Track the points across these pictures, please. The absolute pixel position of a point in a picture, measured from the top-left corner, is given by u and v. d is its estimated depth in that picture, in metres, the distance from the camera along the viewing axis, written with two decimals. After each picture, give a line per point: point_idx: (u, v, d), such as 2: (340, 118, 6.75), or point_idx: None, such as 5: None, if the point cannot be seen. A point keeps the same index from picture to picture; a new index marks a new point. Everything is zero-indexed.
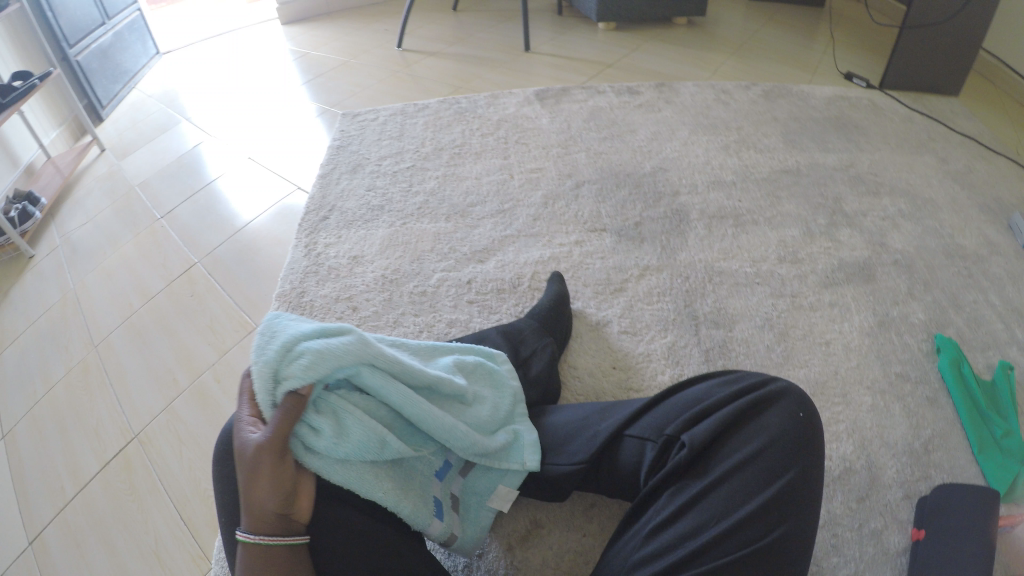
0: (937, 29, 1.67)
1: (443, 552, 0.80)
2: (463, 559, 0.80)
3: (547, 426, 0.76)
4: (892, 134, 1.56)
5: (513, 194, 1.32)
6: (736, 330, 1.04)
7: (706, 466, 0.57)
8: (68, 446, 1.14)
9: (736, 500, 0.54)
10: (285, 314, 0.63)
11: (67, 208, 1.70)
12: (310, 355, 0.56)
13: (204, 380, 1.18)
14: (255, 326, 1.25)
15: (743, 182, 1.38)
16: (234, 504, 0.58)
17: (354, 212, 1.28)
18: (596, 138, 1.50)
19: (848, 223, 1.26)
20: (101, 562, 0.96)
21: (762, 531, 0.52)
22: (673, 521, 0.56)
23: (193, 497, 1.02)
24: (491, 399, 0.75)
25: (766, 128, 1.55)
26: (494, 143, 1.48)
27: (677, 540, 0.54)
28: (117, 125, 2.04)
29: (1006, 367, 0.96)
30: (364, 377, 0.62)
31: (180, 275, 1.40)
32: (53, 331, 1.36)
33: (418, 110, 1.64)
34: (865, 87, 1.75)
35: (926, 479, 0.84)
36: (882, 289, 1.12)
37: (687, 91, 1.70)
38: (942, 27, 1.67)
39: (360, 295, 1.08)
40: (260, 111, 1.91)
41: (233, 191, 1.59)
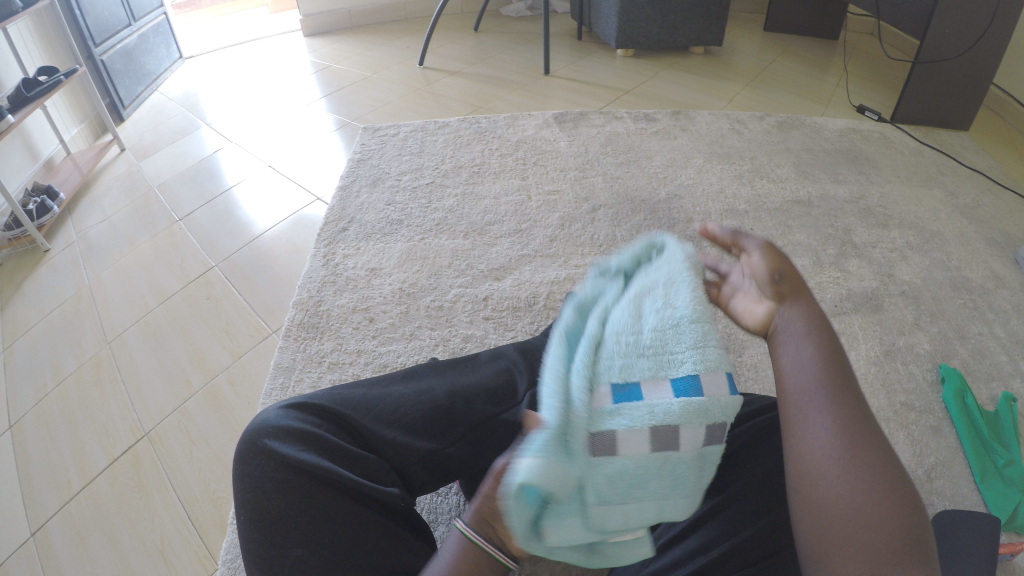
0: (948, 65, 1.71)
1: None
2: None
3: None
4: (902, 168, 1.58)
5: (530, 215, 1.32)
6: (745, 356, 1.09)
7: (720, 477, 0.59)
8: (77, 441, 1.16)
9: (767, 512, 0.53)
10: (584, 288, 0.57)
11: (85, 205, 1.72)
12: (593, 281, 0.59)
13: (217, 381, 1.20)
14: (270, 332, 1.26)
15: (756, 212, 1.40)
16: (252, 502, 0.60)
17: (373, 224, 1.30)
18: (612, 161, 1.51)
19: (857, 255, 1.31)
20: (104, 558, 0.97)
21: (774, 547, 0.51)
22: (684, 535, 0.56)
23: (202, 497, 1.03)
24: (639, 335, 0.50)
25: (779, 159, 1.57)
26: (513, 163, 1.49)
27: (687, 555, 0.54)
28: (138, 125, 2.07)
29: (1009, 399, 1.03)
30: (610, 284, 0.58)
31: (197, 278, 1.42)
32: (66, 326, 1.38)
33: (438, 128, 1.67)
34: (878, 120, 1.77)
35: (928, 506, 0.92)
36: (888, 319, 1.20)
37: (702, 120, 1.72)
38: (952, 64, 1.70)
39: (377, 306, 1.10)
40: (281, 121, 1.93)
41: (251, 199, 1.61)
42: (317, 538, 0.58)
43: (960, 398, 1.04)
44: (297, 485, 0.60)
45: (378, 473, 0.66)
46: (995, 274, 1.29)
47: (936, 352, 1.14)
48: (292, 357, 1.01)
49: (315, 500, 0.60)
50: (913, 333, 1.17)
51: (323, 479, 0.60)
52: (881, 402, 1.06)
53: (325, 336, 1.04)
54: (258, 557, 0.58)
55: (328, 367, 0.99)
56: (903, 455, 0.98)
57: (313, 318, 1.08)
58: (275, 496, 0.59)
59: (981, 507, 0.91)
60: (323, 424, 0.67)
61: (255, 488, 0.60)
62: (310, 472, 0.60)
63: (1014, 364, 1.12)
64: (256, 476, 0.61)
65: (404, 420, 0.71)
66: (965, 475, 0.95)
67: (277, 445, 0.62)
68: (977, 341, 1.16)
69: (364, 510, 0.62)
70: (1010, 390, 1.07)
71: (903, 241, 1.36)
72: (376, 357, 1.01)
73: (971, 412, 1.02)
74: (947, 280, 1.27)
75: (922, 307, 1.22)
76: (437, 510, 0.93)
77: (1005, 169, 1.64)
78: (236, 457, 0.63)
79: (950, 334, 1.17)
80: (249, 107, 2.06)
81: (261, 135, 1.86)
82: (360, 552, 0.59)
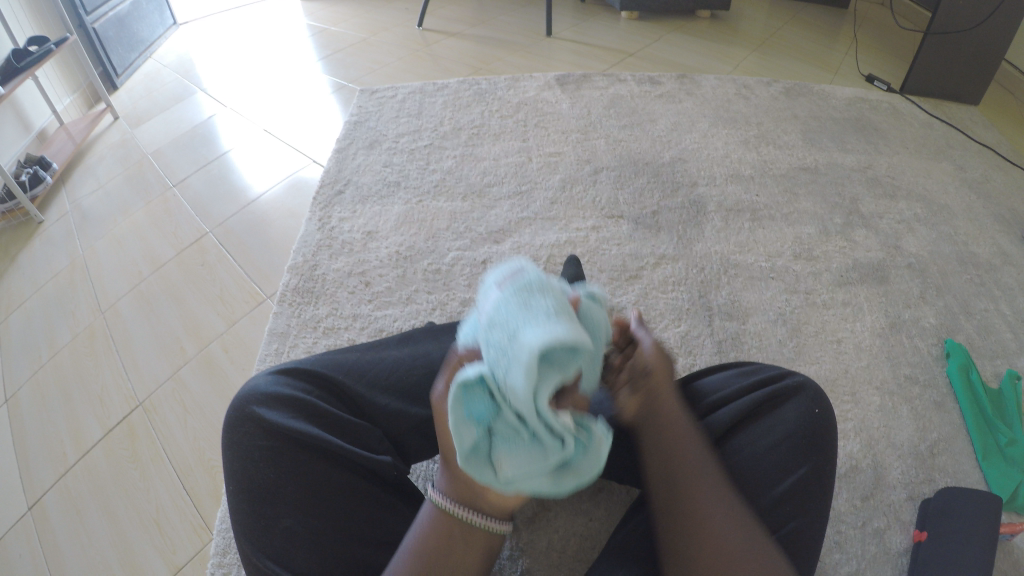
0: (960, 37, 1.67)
1: None
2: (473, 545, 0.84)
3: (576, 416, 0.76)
4: (910, 139, 1.55)
5: (530, 176, 1.30)
6: (749, 324, 1.08)
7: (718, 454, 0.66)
8: (72, 413, 1.15)
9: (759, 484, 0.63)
10: None
11: (79, 174, 1.69)
12: None
13: (211, 349, 1.18)
14: (265, 297, 1.24)
15: (761, 177, 1.37)
16: (240, 471, 0.61)
17: (370, 187, 1.28)
18: (615, 124, 1.47)
19: (864, 225, 1.29)
20: (102, 528, 0.99)
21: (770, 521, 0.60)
22: None
23: (196, 467, 1.04)
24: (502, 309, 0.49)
25: (786, 125, 1.54)
26: (513, 126, 1.45)
27: None
28: (131, 93, 2.03)
29: (1013, 377, 1.03)
30: None
31: (191, 244, 1.39)
32: (60, 297, 1.36)
33: (437, 90, 1.61)
34: (886, 91, 1.73)
35: (929, 482, 0.93)
36: (894, 291, 1.18)
37: (708, 84, 1.68)
38: (964, 36, 1.67)
39: (374, 270, 1.07)
40: (276, 86, 1.89)
41: (247, 162, 1.58)
42: (307, 508, 0.59)
43: (965, 373, 1.03)
44: (287, 453, 0.60)
45: (369, 440, 0.66)
46: (1003, 250, 1.27)
47: (941, 326, 1.12)
48: (287, 323, 1.00)
49: (305, 471, 0.60)
50: (919, 306, 1.16)
51: (312, 447, 0.61)
52: (886, 374, 1.05)
53: (320, 301, 1.02)
54: (248, 528, 0.59)
55: (322, 333, 0.97)
56: (906, 430, 0.98)
57: (308, 282, 1.06)
58: (266, 466, 0.60)
59: (982, 486, 0.92)
60: (314, 390, 0.66)
61: (246, 457, 0.61)
62: (299, 441, 0.61)
63: (1019, 341, 1.11)
64: (246, 445, 0.61)
65: (399, 385, 0.72)
66: (968, 452, 0.96)
67: (266, 413, 0.62)
68: (983, 316, 1.14)
69: (353, 480, 0.62)
70: (1015, 368, 1.07)
71: (911, 213, 1.33)
72: (372, 321, 1.00)
73: (976, 388, 1.02)
74: (954, 254, 1.25)
75: (928, 280, 1.20)
76: (432, 478, 0.91)
77: (1013, 145, 1.61)
78: (225, 425, 0.64)
79: (956, 309, 1.15)
80: (244, 71, 2.01)
81: (256, 100, 1.82)
82: (351, 522, 0.60)
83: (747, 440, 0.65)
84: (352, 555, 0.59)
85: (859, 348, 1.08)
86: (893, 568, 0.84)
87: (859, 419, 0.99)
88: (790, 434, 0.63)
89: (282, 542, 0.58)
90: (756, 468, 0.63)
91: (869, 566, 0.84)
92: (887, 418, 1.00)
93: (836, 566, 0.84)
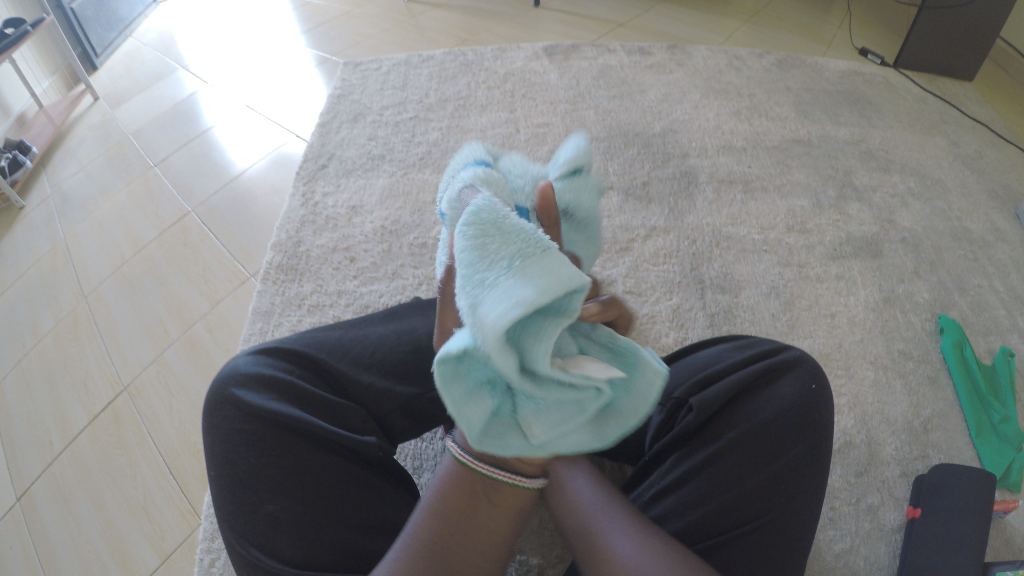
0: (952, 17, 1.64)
1: None
2: None
3: None
4: (904, 113, 1.53)
5: (519, 148, 1.26)
6: (742, 297, 1.07)
7: (713, 430, 0.64)
8: (56, 400, 1.13)
9: (756, 463, 0.61)
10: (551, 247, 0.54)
11: (59, 157, 1.66)
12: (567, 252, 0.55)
13: (196, 330, 1.16)
14: (249, 276, 1.21)
15: (754, 149, 1.35)
16: (222, 456, 0.59)
17: (354, 160, 1.25)
18: (605, 95, 1.44)
19: (857, 198, 1.27)
20: (91, 516, 0.99)
21: (765, 503, 0.59)
22: (677, 488, 0.64)
23: (183, 451, 1.02)
24: None
25: (778, 97, 1.52)
26: (501, 96, 1.40)
27: (681, 509, 0.62)
28: (111, 74, 1.98)
29: (1007, 353, 1.03)
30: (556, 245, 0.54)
31: (173, 224, 1.36)
32: (42, 283, 1.34)
33: (422, 61, 1.55)
34: (879, 64, 1.71)
35: (923, 458, 0.92)
36: (888, 266, 1.17)
37: (699, 55, 1.65)
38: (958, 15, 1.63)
39: (359, 245, 1.06)
40: (258, 61, 1.84)
41: (230, 138, 1.55)
42: (289, 493, 0.57)
43: (958, 349, 1.03)
44: (267, 435, 0.59)
45: (354, 421, 0.64)
46: (996, 226, 1.26)
47: (935, 301, 1.12)
48: (271, 302, 0.98)
49: (286, 454, 0.59)
50: (913, 281, 1.15)
51: (293, 429, 0.59)
52: (880, 349, 1.04)
53: (304, 278, 1.01)
54: (231, 513, 0.58)
55: (306, 311, 0.96)
56: (901, 405, 0.98)
57: (292, 260, 1.04)
58: (245, 449, 0.59)
59: (975, 462, 0.92)
60: (296, 370, 0.65)
61: (225, 441, 0.59)
62: (278, 423, 0.59)
63: (1012, 318, 1.11)
64: (225, 429, 0.60)
65: (383, 363, 0.70)
66: (961, 429, 0.96)
67: (246, 395, 0.60)
68: (975, 292, 1.14)
69: (337, 461, 0.61)
70: (1008, 345, 1.07)
71: (905, 187, 1.32)
72: (358, 298, 0.99)
73: (969, 364, 1.02)
74: (948, 230, 1.24)
75: (922, 254, 1.19)
76: (421, 457, 0.91)
77: (1006, 122, 1.60)
78: (205, 409, 0.62)
79: (950, 285, 1.15)
80: (225, 46, 1.95)
81: (238, 75, 1.77)
82: (334, 505, 0.59)
83: (742, 416, 0.63)
84: (335, 539, 0.57)
85: (852, 322, 1.07)
86: (886, 545, 0.84)
87: (852, 394, 0.99)
88: (786, 410, 0.62)
89: (265, 527, 0.57)
90: (750, 445, 0.61)
91: (863, 542, 0.84)
92: (880, 393, 0.99)
93: (830, 542, 0.84)
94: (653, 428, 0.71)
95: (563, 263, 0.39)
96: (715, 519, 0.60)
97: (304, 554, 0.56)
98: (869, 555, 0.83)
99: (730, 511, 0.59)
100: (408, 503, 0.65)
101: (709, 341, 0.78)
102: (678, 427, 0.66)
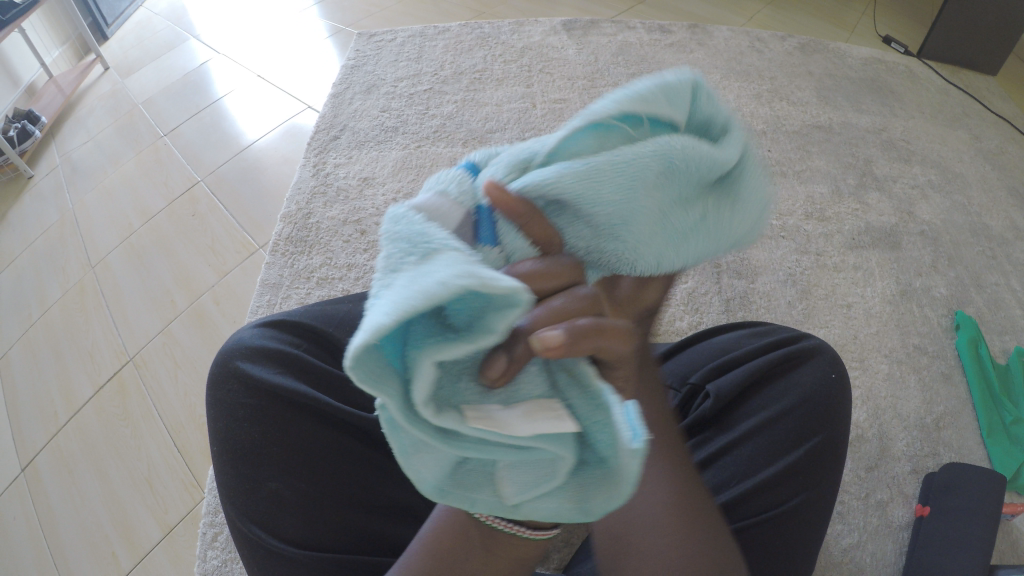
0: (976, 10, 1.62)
1: None
2: None
3: None
4: (926, 104, 1.50)
5: (534, 123, 1.23)
6: (758, 283, 1.05)
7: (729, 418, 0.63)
8: (62, 370, 1.13)
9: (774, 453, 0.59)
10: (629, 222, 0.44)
11: (68, 127, 1.65)
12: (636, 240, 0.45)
13: (202, 301, 1.15)
14: (257, 248, 1.20)
15: (773, 133, 1.33)
16: (224, 432, 0.58)
17: (367, 132, 1.24)
18: (624, 71, 1.40)
19: (877, 187, 1.25)
20: (94, 488, 0.98)
21: (785, 495, 0.57)
22: None
23: (187, 424, 1.02)
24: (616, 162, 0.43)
25: (800, 81, 1.49)
26: (517, 70, 1.37)
27: None
28: (122, 43, 1.95)
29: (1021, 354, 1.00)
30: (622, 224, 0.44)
31: (181, 195, 1.35)
32: (50, 253, 1.33)
33: (437, 33, 1.50)
34: (903, 53, 1.68)
35: (934, 456, 0.90)
36: (906, 258, 1.14)
37: (720, 35, 1.62)
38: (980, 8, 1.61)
39: (369, 218, 1.07)
40: (271, 29, 1.79)
41: (240, 109, 1.53)
42: (294, 470, 0.56)
43: (974, 347, 1.00)
44: (273, 411, 0.58)
45: (360, 398, 0.63)
46: (1015, 223, 1.23)
47: (952, 297, 1.09)
48: (279, 274, 1.00)
49: (292, 431, 0.58)
50: (930, 275, 1.12)
51: (300, 405, 0.58)
52: (895, 343, 1.02)
53: (313, 250, 1.03)
54: (234, 490, 0.56)
55: (316, 284, 0.98)
56: (914, 401, 0.96)
57: (301, 232, 1.06)
58: (249, 425, 0.57)
59: (985, 463, 0.90)
60: (302, 344, 0.64)
61: (228, 416, 0.58)
62: (285, 398, 0.58)
63: None
64: (228, 403, 0.58)
65: None
66: (973, 428, 0.94)
67: (251, 369, 0.59)
68: (992, 290, 1.11)
69: (343, 438, 0.59)
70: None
71: (925, 179, 1.29)
72: (368, 272, 1.01)
73: (984, 362, 0.99)
74: (967, 225, 1.22)
75: (940, 248, 1.16)
76: None
77: None
78: (208, 381, 0.61)
79: (967, 281, 1.12)
80: (237, 14, 1.91)
81: (250, 44, 1.74)
82: (341, 485, 0.58)
83: (760, 404, 0.62)
84: (341, 519, 0.56)
85: (869, 314, 1.05)
86: (894, 542, 0.83)
87: (865, 386, 0.97)
88: (806, 399, 0.60)
89: (269, 506, 0.55)
90: (767, 432, 0.60)
91: (871, 538, 0.83)
92: (894, 387, 0.97)
93: (837, 537, 0.83)
94: None
95: (458, 265, 0.27)
96: (729, 508, 0.57)
97: (312, 535, 0.55)
98: (876, 551, 0.82)
99: (746, 501, 0.57)
100: None
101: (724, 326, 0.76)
102: (693, 415, 0.65)
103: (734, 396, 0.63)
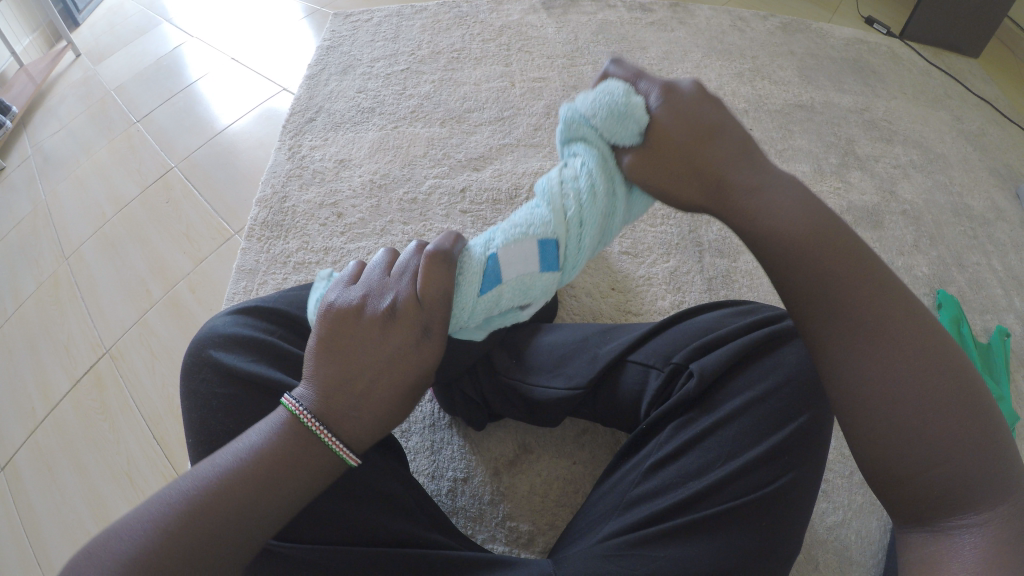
0: None
1: (427, 477, 0.85)
2: (448, 484, 0.84)
3: (541, 347, 0.78)
4: (908, 84, 1.50)
5: (513, 102, 1.22)
6: (740, 262, 1.04)
7: (713, 397, 0.62)
8: (38, 364, 1.11)
9: (758, 433, 0.58)
10: (590, 218, 0.52)
11: (39, 116, 1.61)
12: (611, 207, 0.54)
13: (179, 290, 1.13)
14: (233, 234, 1.18)
15: (755, 112, 1.33)
16: (197, 419, 0.57)
17: (343, 114, 1.22)
18: (605, 49, 1.37)
19: (859, 166, 1.25)
20: (73, 482, 0.97)
21: (771, 476, 0.56)
22: (673, 459, 0.60)
23: (166, 416, 1.00)
24: (559, 226, 0.52)
25: (781, 61, 1.48)
26: (496, 50, 1.35)
27: (679, 481, 0.58)
28: (94, 29, 1.90)
29: (1003, 334, 1.01)
30: (590, 221, 0.52)
31: (155, 181, 1.33)
32: (24, 246, 1.30)
33: (415, 12, 1.47)
34: (885, 34, 1.68)
35: None
36: (889, 238, 1.15)
37: (702, 13, 1.57)
38: None
39: (346, 201, 1.06)
40: (244, 10, 1.75)
41: (215, 93, 1.50)
42: None
43: (957, 325, 1.00)
44: (244, 398, 0.57)
45: None
46: (996, 204, 1.24)
47: (934, 276, 1.10)
48: (256, 259, 1.00)
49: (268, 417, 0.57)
50: (912, 254, 1.13)
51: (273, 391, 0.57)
52: None
53: (290, 235, 1.02)
54: None
55: (293, 269, 0.98)
56: None
57: (277, 216, 1.04)
58: (221, 413, 0.56)
59: None
60: (276, 330, 0.63)
61: (201, 405, 0.57)
62: (257, 383, 0.56)
63: (1009, 298, 1.09)
64: (201, 392, 0.57)
65: None
66: None
67: (224, 357, 0.58)
68: (974, 270, 1.12)
69: None
70: (1004, 325, 1.06)
71: (907, 159, 1.29)
72: (345, 255, 1.00)
73: (966, 341, 0.98)
74: (948, 205, 1.22)
75: (922, 228, 1.17)
76: (409, 420, 0.90)
77: (1011, 101, 1.57)
78: (182, 371, 0.60)
79: (949, 260, 1.13)
80: None
81: (223, 28, 1.70)
82: None
83: (742, 385, 0.61)
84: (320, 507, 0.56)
85: None
86: (878, 519, 0.83)
87: None
88: (789, 378, 0.60)
89: None
90: (749, 413, 0.59)
91: (855, 516, 0.83)
92: None
93: (821, 514, 0.84)
94: (647, 397, 0.68)
95: None
96: (710, 493, 0.56)
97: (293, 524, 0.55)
98: (861, 529, 0.83)
99: (729, 484, 0.56)
100: (396, 471, 0.63)
101: (705, 305, 0.75)
102: (676, 396, 0.63)
103: (717, 375, 0.62)
